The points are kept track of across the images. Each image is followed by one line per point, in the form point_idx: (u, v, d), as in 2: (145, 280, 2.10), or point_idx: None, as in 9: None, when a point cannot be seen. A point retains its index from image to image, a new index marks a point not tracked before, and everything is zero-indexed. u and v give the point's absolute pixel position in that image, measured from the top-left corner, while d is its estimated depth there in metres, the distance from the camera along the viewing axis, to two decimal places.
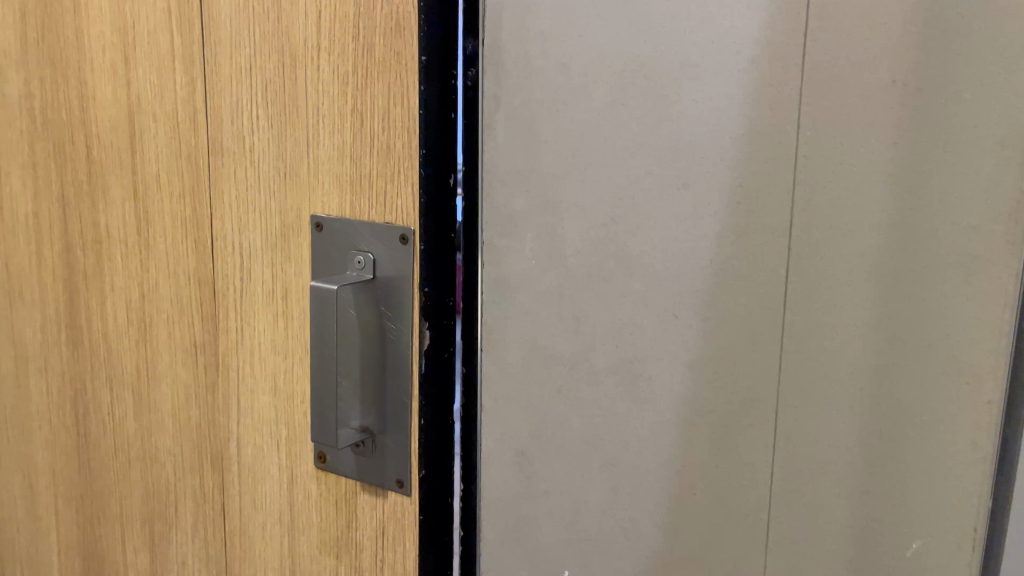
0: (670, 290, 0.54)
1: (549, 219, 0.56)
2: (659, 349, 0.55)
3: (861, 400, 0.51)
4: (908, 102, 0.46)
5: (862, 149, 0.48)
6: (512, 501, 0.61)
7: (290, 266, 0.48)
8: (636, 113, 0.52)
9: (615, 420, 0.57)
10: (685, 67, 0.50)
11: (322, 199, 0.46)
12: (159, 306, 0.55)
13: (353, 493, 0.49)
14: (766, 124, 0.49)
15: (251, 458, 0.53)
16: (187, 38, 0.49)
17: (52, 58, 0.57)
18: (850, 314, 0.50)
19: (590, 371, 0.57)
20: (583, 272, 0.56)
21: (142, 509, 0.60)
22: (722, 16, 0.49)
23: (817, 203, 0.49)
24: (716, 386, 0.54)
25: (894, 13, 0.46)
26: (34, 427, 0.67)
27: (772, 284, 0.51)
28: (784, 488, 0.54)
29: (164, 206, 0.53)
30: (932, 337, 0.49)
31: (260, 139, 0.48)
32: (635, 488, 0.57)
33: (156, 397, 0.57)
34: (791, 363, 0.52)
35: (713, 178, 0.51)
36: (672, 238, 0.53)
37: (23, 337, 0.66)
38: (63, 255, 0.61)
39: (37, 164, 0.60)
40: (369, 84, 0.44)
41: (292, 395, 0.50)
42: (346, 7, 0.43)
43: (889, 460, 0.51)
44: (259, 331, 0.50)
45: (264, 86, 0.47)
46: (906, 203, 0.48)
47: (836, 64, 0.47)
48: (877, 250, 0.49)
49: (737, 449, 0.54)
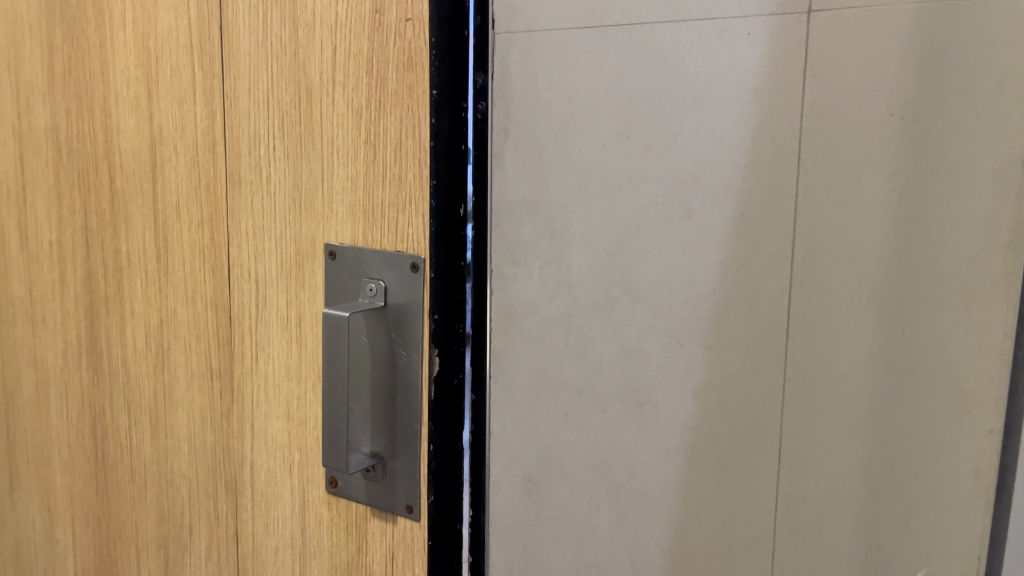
0: (676, 319, 0.58)
1: (557, 248, 0.61)
2: (665, 376, 0.59)
3: (864, 426, 0.53)
4: (905, 134, 0.49)
5: (862, 180, 0.50)
6: (522, 526, 0.68)
7: (304, 293, 0.49)
8: (640, 144, 0.57)
9: (621, 447, 0.62)
10: (687, 100, 0.55)
11: (336, 228, 0.47)
12: (177, 332, 0.57)
13: (362, 517, 0.49)
14: (767, 156, 0.53)
15: (264, 483, 0.54)
16: (208, 72, 0.51)
17: (79, 91, 0.59)
18: (852, 342, 0.52)
19: (597, 399, 0.62)
20: (589, 299, 0.60)
21: (157, 532, 0.61)
22: (723, 52, 0.53)
23: (818, 233, 0.52)
24: (721, 412, 0.57)
25: (891, 48, 0.48)
26: (53, 451, 0.68)
27: (773, 312, 0.55)
28: (790, 515, 0.56)
29: (184, 234, 0.55)
30: (934, 364, 0.50)
31: (276, 169, 0.49)
32: (641, 515, 0.62)
33: (172, 421, 0.58)
34: (794, 387, 0.55)
35: (717, 208, 0.55)
36: (679, 266, 0.57)
37: (44, 361, 0.67)
38: (84, 281, 0.62)
39: (61, 194, 0.62)
40: (381, 116, 0.44)
41: (305, 420, 0.51)
42: (359, 43, 0.44)
43: (894, 488, 0.53)
44: (274, 356, 0.52)
45: (281, 118, 0.48)
46: (905, 232, 0.50)
47: (835, 97, 0.50)
48: (878, 279, 0.51)
49: (741, 478, 0.58)
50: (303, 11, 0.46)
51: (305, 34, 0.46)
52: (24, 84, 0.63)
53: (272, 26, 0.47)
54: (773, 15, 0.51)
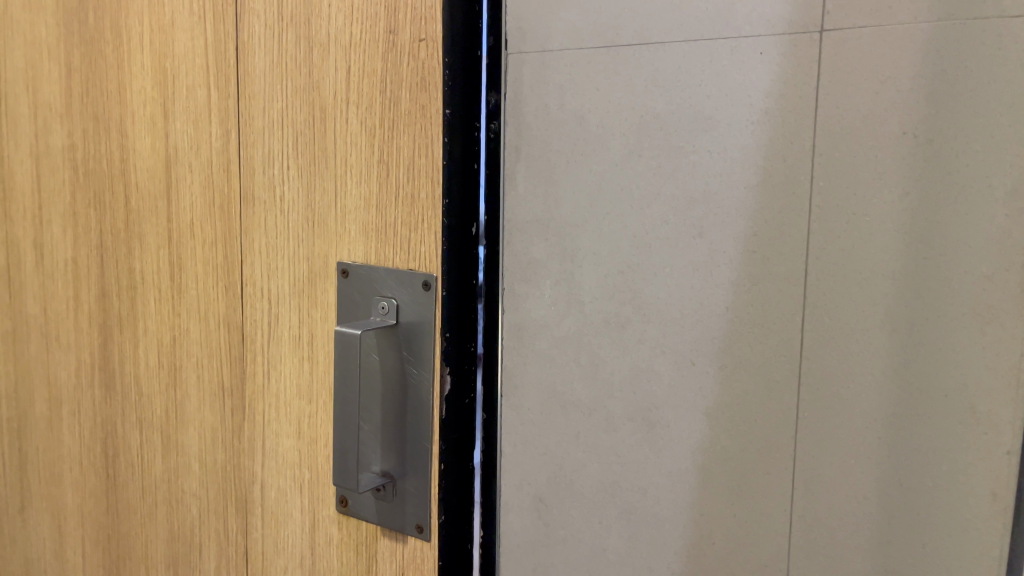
0: (687, 338, 0.57)
1: (568, 267, 0.60)
2: (676, 397, 0.58)
3: (879, 447, 0.52)
4: (918, 153, 0.48)
5: (873, 200, 0.50)
6: (532, 546, 0.67)
7: (316, 311, 0.50)
8: (652, 164, 0.56)
9: (633, 467, 0.61)
10: (699, 120, 0.54)
11: (348, 247, 0.48)
12: (189, 350, 0.57)
13: (373, 537, 0.50)
14: (779, 175, 0.52)
15: (274, 502, 0.54)
16: (224, 92, 0.52)
17: (95, 110, 0.60)
18: (866, 364, 0.52)
19: (608, 419, 0.61)
20: (600, 318, 0.60)
21: (168, 551, 0.61)
22: (735, 71, 0.53)
23: (832, 253, 0.52)
24: (733, 433, 0.57)
25: (903, 67, 0.48)
26: (65, 469, 0.68)
27: (787, 332, 0.54)
28: (804, 539, 0.56)
29: (197, 254, 0.55)
30: (948, 385, 0.49)
31: (290, 189, 0.50)
32: (652, 537, 0.61)
33: (183, 439, 0.58)
34: (807, 409, 0.54)
35: (728, 227, 0.54)
36: (689, 285, 0.56)
37: (57, 379, 0.67)
38: (98, 300, 0.63)
39: (77, 213, 0.63)
40: (394, 136, 0.45)
41: (315, 439, 0.51)
42: (373, 63, 0.45)
43: (910, 511, 0.52)
44: (285, 374, 0.52)
45: (295, 138, 0.49)
46: (918, 252, 0.49)
47: (848, 118, 0.50)
48: (892, 299, 0.50)
49: (754, 499, 0.57)
50: (318, 32, 0.47)
51: (320, 56, 0.47)
52: (42, 104, 0.64)
53: (287, 46, 0.48)
54: (785, 35, 0.51)
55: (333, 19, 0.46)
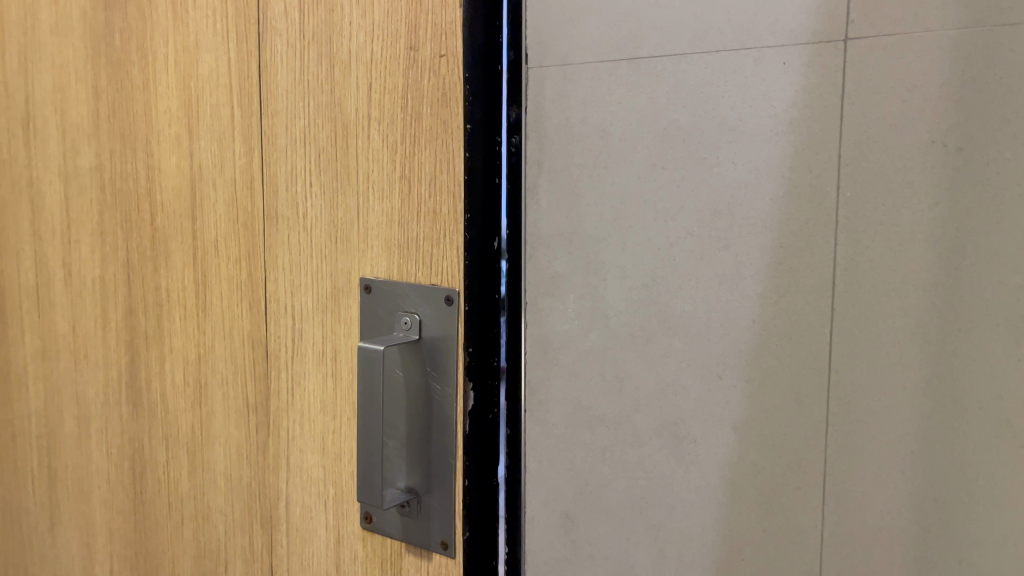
0: (713, 351, 0.55)
1: (592, 280, 0.59)
2: (703, 411, 0.56)
3: (913, 463, 0.50)
4: (947, 162, 0.47)
5: (905, 208, 0.48)
6: (557, 567, 0.64)
7: (339, 327, 0.50)
8: (674, 175, 0.55)
9: (660, 481, 0.59)
10: (722, 130, 0.53)
11: (371, 263, 0.48)
12: (215, 367, 0.57)
13: (398, 554, 0.50)
14: (805, 187, 0.51)
15: (299, 518, 0.54)
16: (246, 110, 0.52)
17: (122, 131, 0.60)
18: (896, 377, 0.50)
19: (635, 433, 0.59)
20: (624, 331, 0.58)
21: (195, 567, 0.61)
22: (759, 81, 0.51)
23: (862, 263, 0.50)
24: (764, 447, 0.54)
25: (931, 75, 0.46)
26: (94, 485, 0.69)
27: (816, 347, 0.52)
28: (835, 555, 0.53)
29: (221, 271, 0.56)
30: (984, 399, 0.48)
31: (313, 206, 0.50)
32: (681, 554, 0.59)
33: (208, 456, 0.59)
34: (838, 423, 0.52)
35: (755, 240, 0.53)
36: (715, 298, 0.55)
37: (86, 397, 0.68)
38: (126, 317, 0.63)
39: (105, 233, 0.63)
40: (416, 152, 0.46)
41: (340, 455, 0.51)
42: (395, 80, 0.46)
43: (947, 527, 0.50)
44: (310, 391, 0.52)
45: (317, 154, 0.50)
46: (949, 261, 0.48)
47: (876, 128, 0.48)
48: (923, 310, 0.49)
49: (788, 513, 0.54)
50: (339, 49, 0.47)
51: (343, 73, 0.47)
52: (70, 126, 0.65)
53: (309, 64, 0.49)
54: (809, 45, 0.50)
55: (354, 37, 0.47)
